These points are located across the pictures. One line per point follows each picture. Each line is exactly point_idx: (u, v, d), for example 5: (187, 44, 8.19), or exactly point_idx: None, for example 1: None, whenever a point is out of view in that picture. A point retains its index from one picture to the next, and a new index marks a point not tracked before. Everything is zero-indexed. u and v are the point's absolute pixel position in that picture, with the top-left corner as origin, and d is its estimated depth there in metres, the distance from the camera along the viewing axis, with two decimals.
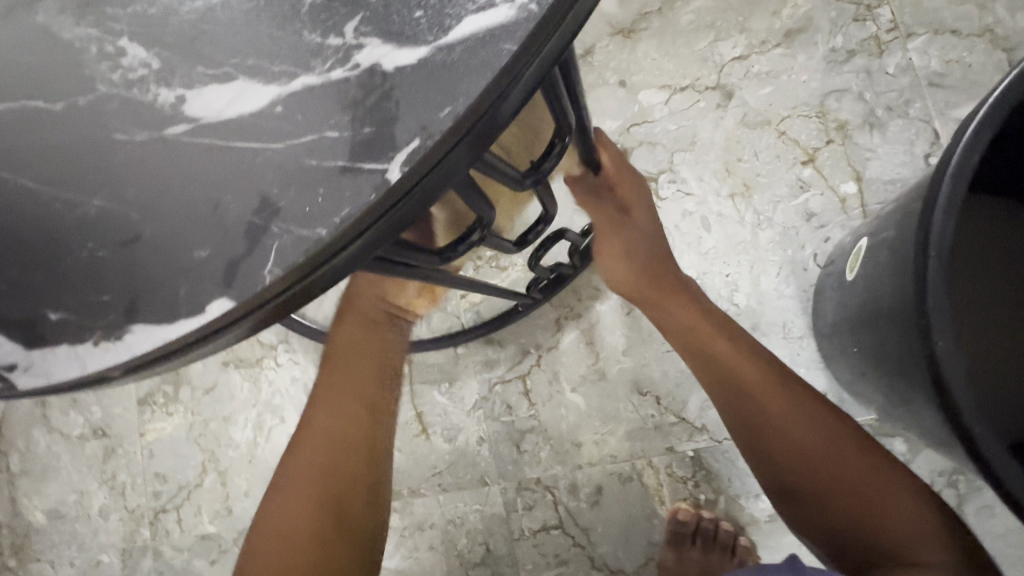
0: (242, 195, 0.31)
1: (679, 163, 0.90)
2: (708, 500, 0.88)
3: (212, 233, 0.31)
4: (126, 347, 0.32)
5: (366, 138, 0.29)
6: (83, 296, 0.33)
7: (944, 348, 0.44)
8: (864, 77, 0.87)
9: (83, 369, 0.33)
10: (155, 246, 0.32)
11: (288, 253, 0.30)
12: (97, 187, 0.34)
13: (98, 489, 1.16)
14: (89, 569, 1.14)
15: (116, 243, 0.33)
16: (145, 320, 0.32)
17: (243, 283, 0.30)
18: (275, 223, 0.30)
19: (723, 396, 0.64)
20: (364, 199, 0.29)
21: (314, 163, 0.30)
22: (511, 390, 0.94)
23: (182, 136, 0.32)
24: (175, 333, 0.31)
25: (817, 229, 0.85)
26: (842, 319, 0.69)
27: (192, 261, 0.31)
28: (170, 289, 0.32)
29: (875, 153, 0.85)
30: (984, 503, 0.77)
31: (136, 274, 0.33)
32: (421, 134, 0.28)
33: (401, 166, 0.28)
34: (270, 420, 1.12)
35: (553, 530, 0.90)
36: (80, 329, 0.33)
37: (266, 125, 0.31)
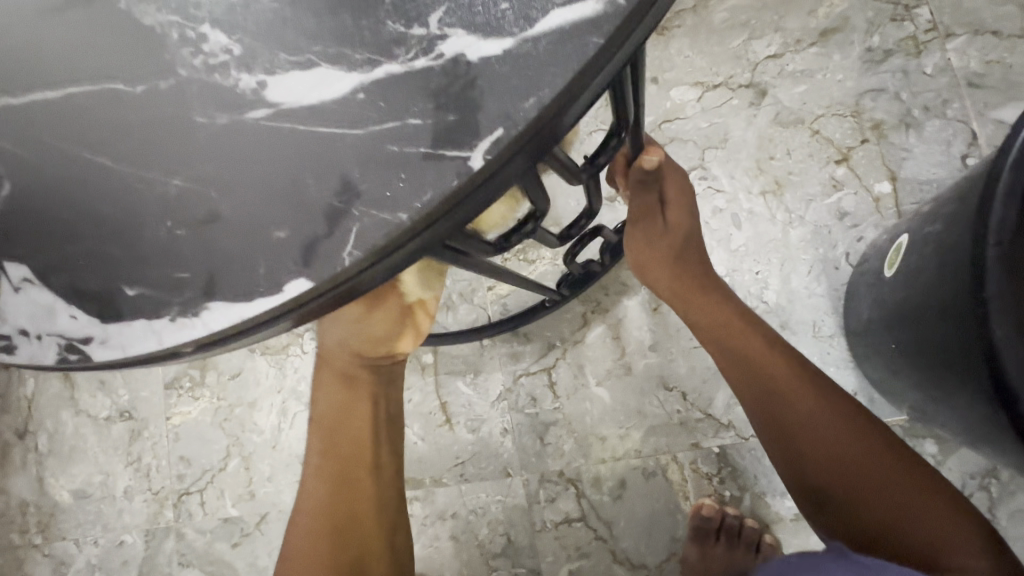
0: (323, 180, 0.31)
1: (710, 160, 0.90)
2: (732, 497, 0.88)
3: (292, 214, 0.32)
4: (203, 322, 0.33)
5: (448, 125, 0.29)
6: (161, 273, 0.34)
7: (1001, 336, 0.44)
8: (901, 77, 0.86)
9: (159, 343, 0.34)
10: (233, 225, 0.33)
11: (369, 234, 0.30)
12: (176, 168, 0.35)
13: (123, 471, 1.19)
14: (113, 549, 1.17)
15: (194, 222, 0.34)
16: (222, 297, 0.33)
17: (323, 263, 0.31)
18: (355, 206, 0.31)
19: (752, 393, 0.64)
20: (446, 184, 0.29)
21: (396, 149, 0.30)
22: (536, 383, 0.95)
23: (263, 120, 0.33)
24: (253, 310, 0.32)
25: (849, 228, 0.85)
26: (879, 318, 0.69)
27: (271, 241, 0.32)
28: (249, 268, 0.32)
29: (911, 153, 0.85)
30: (1016, 507, 0.76)
31: (214, 252, 0.33)
32: (505, 123, 0.29)
33: (484, 154, 0.29)
34: (294, 406, 1.14)
35: (575, 522, 0.91)
36: (157, 305, 0.34)
37: (347, 112, 0.31)
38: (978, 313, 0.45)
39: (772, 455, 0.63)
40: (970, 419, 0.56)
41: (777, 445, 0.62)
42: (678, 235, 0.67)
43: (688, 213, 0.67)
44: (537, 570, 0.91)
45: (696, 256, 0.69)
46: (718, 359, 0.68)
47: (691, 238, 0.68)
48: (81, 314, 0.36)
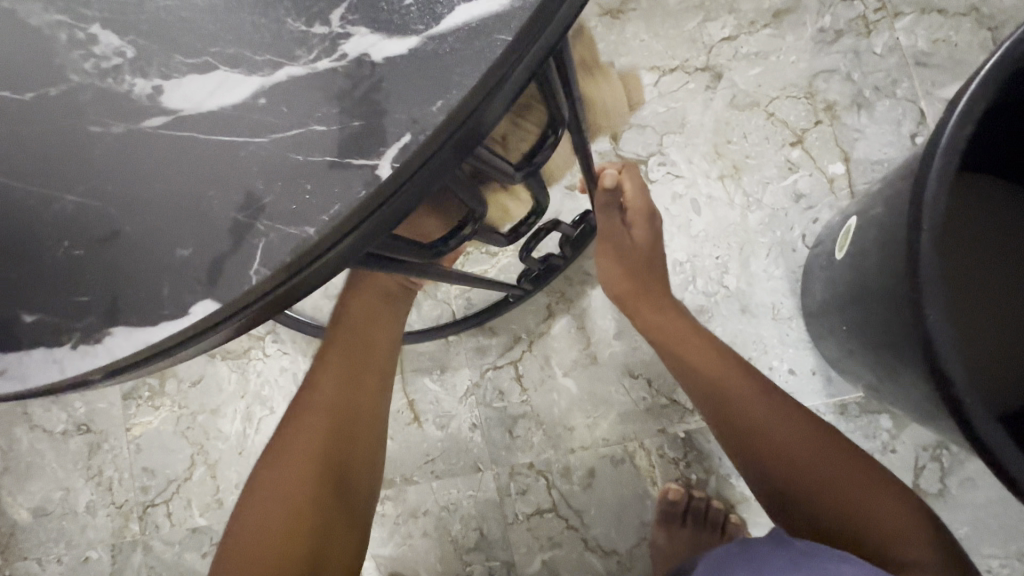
0: (227, 192, 0.29)
1: (668, 146, 0.90)
2: (699, 480, 0.89)
3: (196, 231, 0.30)
4: (105, 349, 0.31)
5: (353, 132, 0.28)
6: (61, 296, 0.32)
7: (936, 319, 0.44)
8: (852, 57, 0.86)
9: (61, 371, 0.32)
10: (136, 243, 0.31)
11: (276, 251, 0.28)
12: (73, 183, 0.32)
13: (84, 485, 1.15)
14: (78, 566, 1.13)
15: (96, 240, 0.32)
16: (124, 321, 0.31)
17: (229, 282, 0.29)
18: (261, 220, 0.29)
19: (708, 401, 0.66)
20: (353, 195, 0.27)
21: (300, 158, 0.28)
22: (503, 376, 0.94)
23: (162, 130, 0.31)
24: (157, 335, 0.30)
25: (805, 210, 0.86)
26: (833, 299, 0.70)
27: (175, 260, 0.30)
28: (152, 289, 0.30)
29: (863, 134, 0.85)
30: (966, 475, 0.79)
31: (116, 273, 0.31)
32: (412, 129, 0.27)
33: (392, 162, 0.27)
34: (259, 411, 1.10)
35: (547, 513, 0.91)
36: (57, 332, 0.32)
37: (249, 119, 0.29)
38: (912, 297, 0.45)
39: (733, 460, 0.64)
40: (918, 398, 0.57)
41: (740, 453, 0.63)
42: (641, 251, 0.73)
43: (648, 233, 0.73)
44: (510, 562, 0.91)
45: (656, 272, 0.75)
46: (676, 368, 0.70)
47: (652, 253, 0.74)
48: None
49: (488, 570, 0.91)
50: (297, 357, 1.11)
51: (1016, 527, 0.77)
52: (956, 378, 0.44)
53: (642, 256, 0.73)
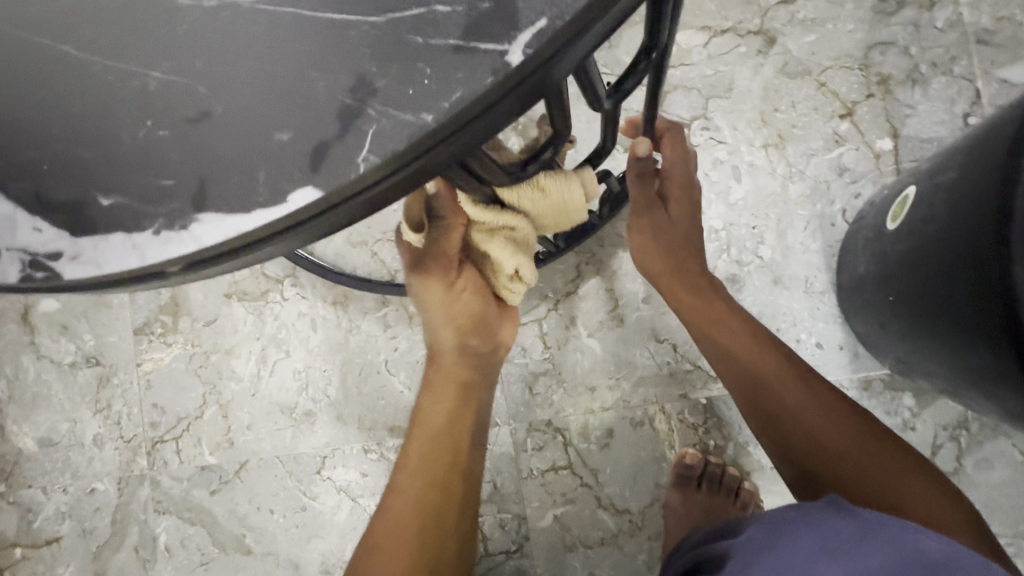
0: (334, 75, 0.28)
1: (714, 110, 0.88)
2: (717, 446, 0.90)
3: (297, 114, 0.28)
4: (192, 236, 0.29)
5: (481, 15, 0.26)
6: (141, 179, 0.30)
7: (1022, 276, 0.45)
8: (912, 30, 0.84)
9: (141, 259, 0.30)
10: (226, 125, 0.29)
11: (388, 137, 0.27)
12: (156, 58, 0.30)
13: (92, 418, 1.14)
14: (84, 496, 1.13)
15: (180, 120, 0.30)
16: (214, 207, 0.29)
17: (334, 168, 0.27)
18: (372, 104, 0.27)
19: (741, 386, 0.68)
20: (478, 82, 0.26)
21: (420, 40, 0.27)
22: (527, 333, 0.94)
23: (261, 5, 0.29)
24: (251, 223, 0.28)
25: (848, 184, 0.84)
26: (878, 270, 0.69)
27: (273, 144, 0.28)
28: (245, 175, 0.29)
29: (915, 110, 0.83)
30: (982, 456, 0.80)
31: (205, 155, 0.29)
32: (549, 13, 0.25)
33: (524, 48, 0.25)
34: (274, 353, 1.08)
35: (562, 470, 0.92)
36: (137, 218, 0.30)
37: None
38: (997, 254, 0.47)
39: (762, 441, 0.67)
40: (967, 366, 0.57)
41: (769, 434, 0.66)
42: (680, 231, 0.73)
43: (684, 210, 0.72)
44: (521, 515, 0.92)
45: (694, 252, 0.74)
46: (712, 352, 0.71)
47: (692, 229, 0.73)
48: (47, 227, 0.32)
49: (499, 522, 0.92)
50: (316, 303, 1.08)
51: None
52: None
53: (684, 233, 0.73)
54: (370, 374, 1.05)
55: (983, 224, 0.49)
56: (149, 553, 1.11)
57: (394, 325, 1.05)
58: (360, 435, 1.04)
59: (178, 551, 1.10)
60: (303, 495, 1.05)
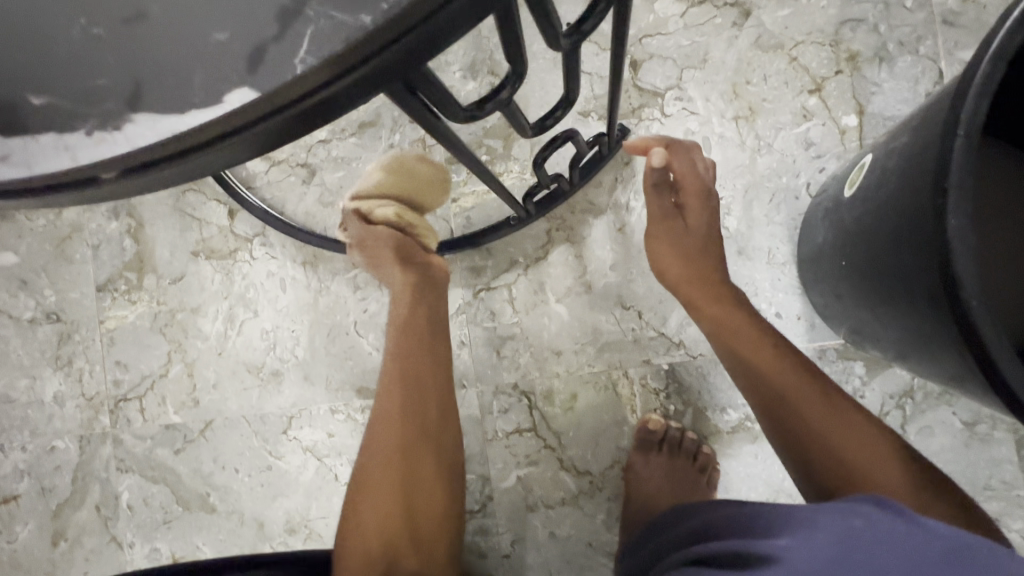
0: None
1: (687, 81, 0.89)
2: (677, 411, 0.91)
3: (235, 13, 0.28)
4: (126, 137, 0.28)
5: None
6: (73, 79, 0.29)
7: (956, 226, 0.47)
8: (882, 8, 0.85)
9: (74, 160, 0.29)
10: (164, 24, 0.28)
11: (326, 39, 0.27)
12: None
13: (53, 375, 1.13)
14: (44, 453, 1.12)
15: (116, 19, 0.29)
16: (149, 108, 0.28)
17: (269, 71, 0.27)
18: (310, 5, 0.27)
19: (763, 403, 0.69)
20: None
21: None
22: (497, 297, 0.95)
23: None
24: (187, 124, 0.28)
25: (813, 158, 0.86)
26: (834, 238, 0.71)
27: (209, 44, 0.28)
28: (180, 76, 0.28)
29: (880, 88, 0.85)
30: (924, 423, 0.83)
31: (139, 54, 0.28)
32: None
33: None
34: (242, 313, 1.07)
35: (525, 432, 0.93)
36: (68, 118, 0.29)
37: None
38: (936, 205, 0.48)
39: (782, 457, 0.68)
40: (912, 325, 0.59)
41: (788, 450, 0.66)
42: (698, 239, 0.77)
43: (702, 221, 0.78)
44: (485, 475, 0.94)
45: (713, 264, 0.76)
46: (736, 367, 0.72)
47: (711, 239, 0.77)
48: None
49: None
50: (285, 263, 1.07)
51: (967, 476, 0.82)
52: (968, 288, 0.46)
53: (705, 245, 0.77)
54: (339, 336, 1.04)
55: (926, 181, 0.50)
56: (111, 511, 1.10)
57: (364, 288, 1.04)
58: (328, 396, 1.04)
59: (140, 510, 1.09)
60: (269, 454, 1.05)
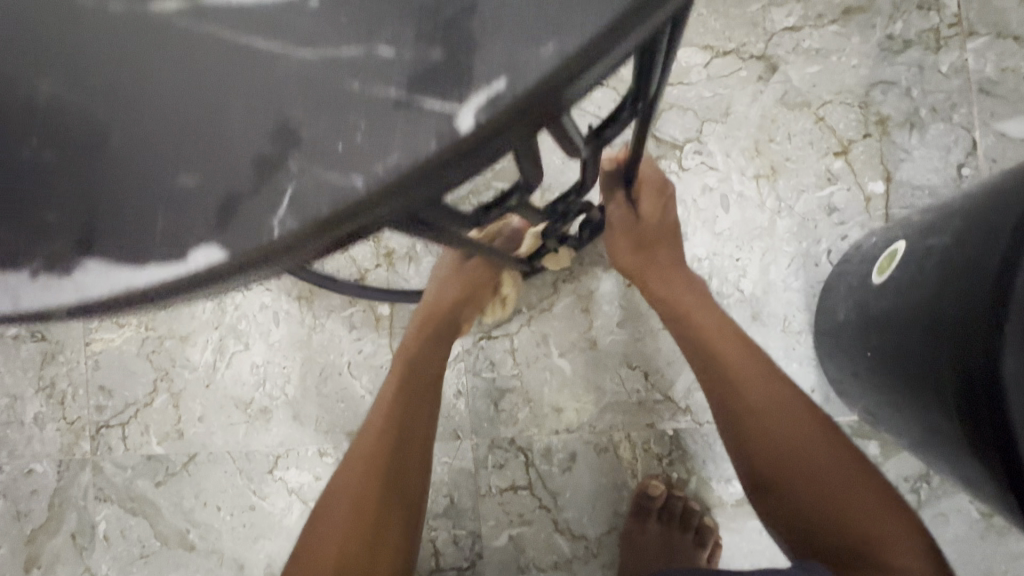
0: (255, 112, 0.24)
1: (708, 134, 0.85)
2: (680, 479, 0.87)
3: (202, 153, 0.24)
4: (75, 286, 0.25)
5: (433, 62, 0.22)
6: (15, 210, 0.26)
7: (1012, 373, 0.42)
8: (915, 72, 0.81)
9: (16, 303, 0.26)
10: (120, 157, 0.25)
11: (308, 204, 0.23)
12: (45, 62, 0.26)
13: (34, 396, 1.09)
14: (20, 476, 1.08)
15: (67, 145, 0.25)
16: (102, 256, 0.25)
17: (238, 234, 0.23)
18: (297, 156, 0.23)
19: (712, 387, 0.67)
20: (421, 149, 0.22)
21: (358, 85, 0.23)
22: (497, 347, 0.91)
23: (172, 13, 0.25)
24: (142, 281, 0.24)
25: (836, 224, 0.82)
26: (857, 321, 0.67)
27: (175, 188, 0.24)
28: (138, 221, 0.24)
29: (909, 155, 0.81)
30: (939, 510, 0.79)
31: (92, 190, 0.25)
32: (510, 73, 0.21)
33: (477, 112, 0.21)
34: (232, 345, 1.03)
35: (520, 490, 0.89)
36: (10, 256, 0.26)
37: (293, 18, 0.24)
38: (992, 345, 0.44)
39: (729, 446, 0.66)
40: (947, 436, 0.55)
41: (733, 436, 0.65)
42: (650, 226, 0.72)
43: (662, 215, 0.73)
44: (476, 533, 0.90)
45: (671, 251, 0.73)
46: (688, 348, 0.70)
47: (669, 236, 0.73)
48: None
49: (452, 538, 0.90)
50: (280, 295, 1.03)
51: (982, 569, 0.78)
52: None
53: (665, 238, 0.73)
54: (332, 375, 1.00)
55: (977, 308, 0.46)
56: (86, 541, 1.06)
57: (360, 326, 1.00)
58: (317, 437, 1.00)
59: (117, 542, 1.05)
60: (253, 494, 1.01)
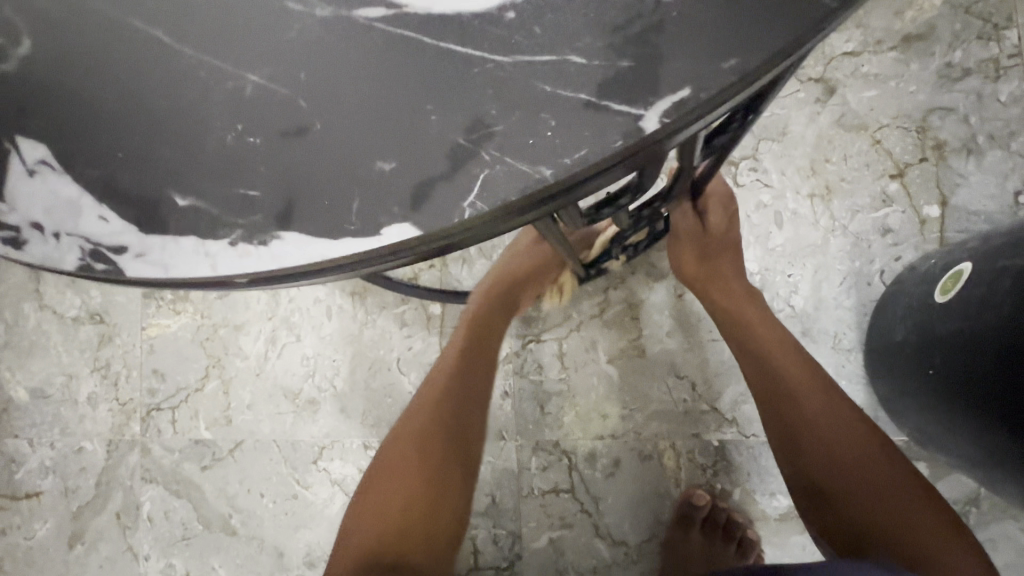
0: (452, 113, 0.28)
1: (764, 152, 0.87)
2: (723, 490, 0.88)
3: (403, 145, 0.29)
4: (271, 255, 0.29)
5: (620, 73, 0.27)
6: (223, 187, 0.30)
7: None
8: (974, 99, 0.83)
9: (213, 269, 0.30)
10: (320, 142, 0.29)
11: (502, 188, 0.27)
12: (253, 60, 0.30)
13: (89, 376, 1.13)
14: (70, 454, 1.12)
15: (273, 133, 0.30)
16: (299, 230, 0.29)
17: (435, 212, 0.28)
18: (488, 148, 0.28)
19: (762, 391, 0.69)
20: (608, 145, 0.26)
21: (548, 89, 0.27)
22: (546, 350, 0.93)
23: (375, 19, 0.29)
24: (338, 251, 0.29)
25: (890, 245, 0.83)
26: (918, 339, 0.68)
27: (375, 172, 0.29)
28: (337, 202, 0.29)
29: (966, 180, 0.82)
30: (988, 534, 0.79)
31: (295, 174, 0.30)
32: (693, 85, 0.26)
33: (661, 117, 0.26)
34: (284, 336, 1.06)
35: (562, 493, 0.90)
36: (211, 231, 0.30)
37: (489, 30, 0.28)
38: None
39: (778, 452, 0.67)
40: (1003, 442, 0.57)
41: (783, 441, 0.66)
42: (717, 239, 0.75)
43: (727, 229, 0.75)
44: (516, 533, 0.91)
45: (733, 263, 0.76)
46: (741, 352, 0.72)
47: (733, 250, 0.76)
48: (111, 217, 0.32)
49: (493, 536, 0.91)
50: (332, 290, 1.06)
51: None
52: None
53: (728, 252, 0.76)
54: (379, 370, 1.03)
55: None
56: (130, 521, 1.09)
57: (410, 324, 1.03)
58: (362, 431, 1.03)
59: (160, 523, 1.08)
60: (296, 483, 1.04)
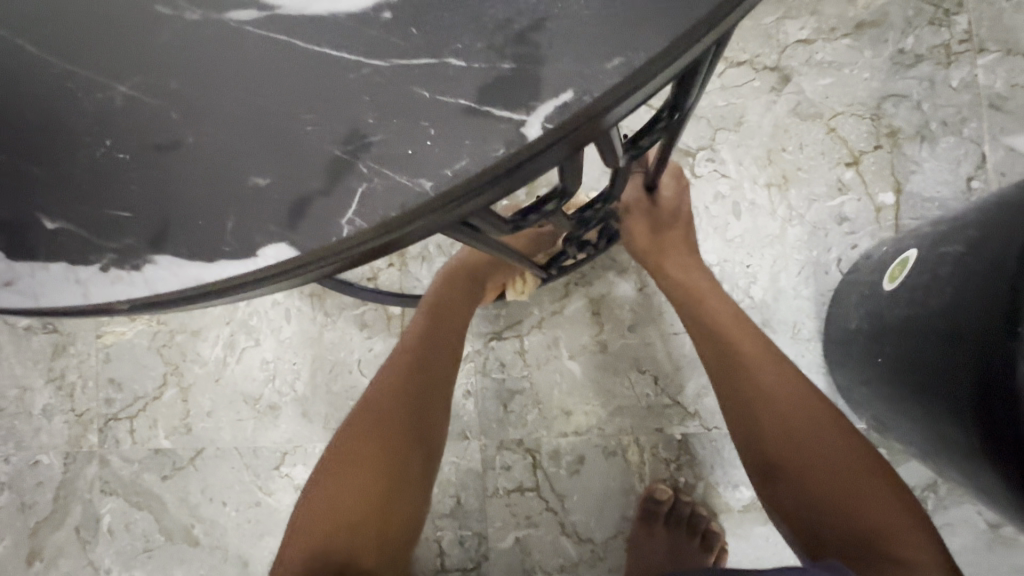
0: (327, 124, 0.29)
1: (721, 143, 0.86)
2: (687, 484, 0.87)
3: (279, 160, 0.29)
4: (144, 279, 0.30)
5: (501, 75, 0.27)
6: (93, 208, 0.31)
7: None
8: (926, 85, 0.83)
9: (84, 295, 0.31)
10: (198, 155, 0.30)
11: (380, 201, 0.28)
12: (126, 72, 0.31)
13: (43, 387, 1.09)
14: (26, 468, 1.08)
15: (150, 146, 0.31)
16: (173, 252, 0.30)
17: (310, 227, 0.29)
18: (364, 160, 0.28)
19: (718, 365, 0.68)
20: (490, 153, 0.27)
21: (427, 95, 0.28)
22: (508, 348, 0.91)
23: (250, 24, 0.30)
24: (214, 273, 0.30)
25: (846, 233, 0.83)
26: (868, 327, 0.69)
27: (250, 187, 0.30)
28: (213, 222, 0.30)
29: (920, 167, 0.82)
30: (947, 519, 0.79)
31: (167, 192, 0.31)
32: (576, 87, 0.27)
33: (543, 123, 0.27)
34: (243, 340, 1.04)
35: (527, 492, 0.89)
36: (83, 252, 0.31)
37: (369, 34, 0.29)
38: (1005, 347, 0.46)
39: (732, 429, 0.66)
40: (934, 434, 0.59)
41: (737, 415, 0.65)
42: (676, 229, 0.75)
43: (682, 220, 0.76)
44: (482, 534, 0.90)
45: (687, 245, 0.75)
46: (697, 327, 0.71)
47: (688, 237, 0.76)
48: None
49: (458, 538, 0.90)
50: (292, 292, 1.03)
51: None
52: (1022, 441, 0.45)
53: (684, 238, 0.75)
54: (341, 373, 1.01)
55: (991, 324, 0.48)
56: (90, 535, 1.06)
57: (371, 325, 1.01)
58: (325, 435, 1.01)
59: (121, 535, 1.05)
60: (259, 490, 1.02)
